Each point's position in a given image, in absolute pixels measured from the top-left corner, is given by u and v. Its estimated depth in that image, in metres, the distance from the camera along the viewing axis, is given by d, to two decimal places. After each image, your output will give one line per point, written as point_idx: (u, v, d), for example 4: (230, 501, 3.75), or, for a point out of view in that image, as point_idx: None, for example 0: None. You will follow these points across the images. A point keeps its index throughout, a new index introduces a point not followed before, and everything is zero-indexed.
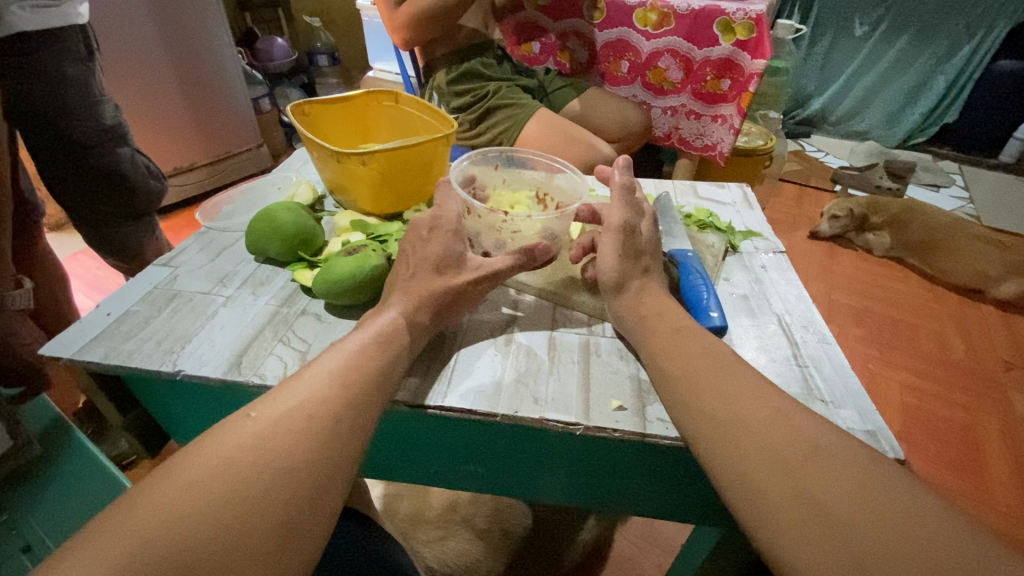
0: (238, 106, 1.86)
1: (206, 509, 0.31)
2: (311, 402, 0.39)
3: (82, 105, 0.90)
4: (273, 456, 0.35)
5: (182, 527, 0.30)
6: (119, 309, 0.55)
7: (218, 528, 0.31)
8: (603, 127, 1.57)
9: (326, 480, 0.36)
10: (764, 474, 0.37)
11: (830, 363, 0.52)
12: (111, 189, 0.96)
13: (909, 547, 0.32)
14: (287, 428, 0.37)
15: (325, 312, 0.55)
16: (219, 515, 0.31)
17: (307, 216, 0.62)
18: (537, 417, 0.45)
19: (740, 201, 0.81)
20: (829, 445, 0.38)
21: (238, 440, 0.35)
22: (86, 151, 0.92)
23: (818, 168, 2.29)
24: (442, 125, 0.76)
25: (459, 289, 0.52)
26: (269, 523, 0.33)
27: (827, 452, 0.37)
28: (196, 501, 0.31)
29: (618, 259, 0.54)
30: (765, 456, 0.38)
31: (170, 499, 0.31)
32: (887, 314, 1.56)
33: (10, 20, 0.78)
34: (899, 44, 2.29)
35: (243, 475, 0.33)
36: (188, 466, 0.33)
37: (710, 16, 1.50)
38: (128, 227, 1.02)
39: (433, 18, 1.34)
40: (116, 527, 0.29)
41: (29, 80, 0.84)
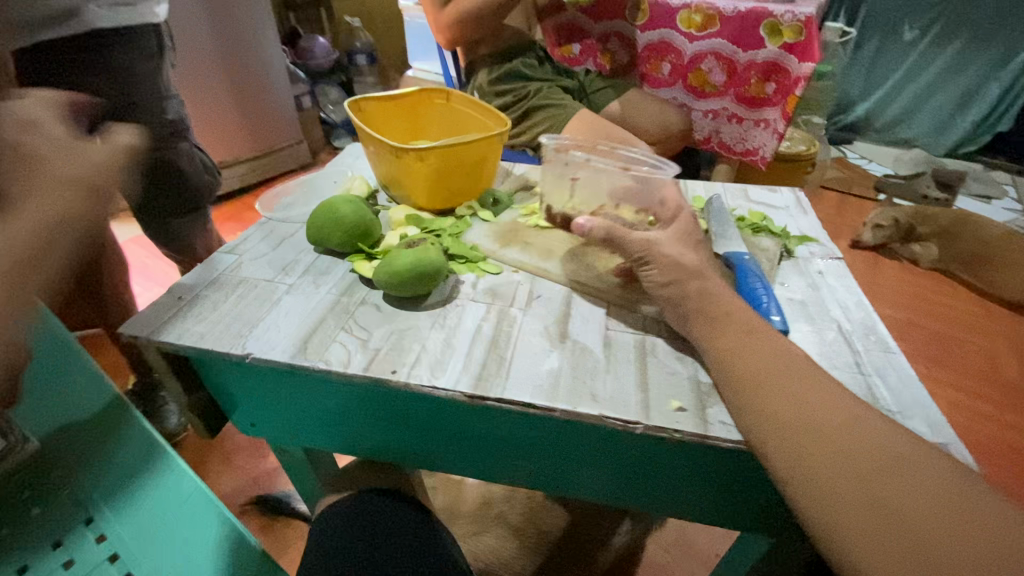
0: (282, 102, 1.92)
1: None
2: None
3: (148, 101, 0.93)
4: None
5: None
6: (188, 293, 0.57)
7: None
8: (643, 128, 1.56)
9: None
10: (843, 483, 0.38)
11: (894, 372, 0.51)
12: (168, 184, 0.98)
13: (986, 559, 0.33)
14: None
15: (384, 302, 0.57)
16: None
17: (365, 208, 0.63)
18: (597, 415, 0.45)
19: (793, 205, 0.79)
20: (908, 454, 0.38)
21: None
22: (149, 146, 0.95)
23: (862, 176, 2.23)
24: (495, 122, 0.77)
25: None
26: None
27: (902, 462, 0.38)
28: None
29: (686, 256, 0.52)
30: (842, 467, 0.38)
31: None
32: (934, 328, 1.50)
33: (89, 16, 0.85)
34: (950, 49, 2.21)
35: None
36: None
37: (758, 17, 1.49)
38: (181, 221, 1.04)
39: (477, 19, 1.36)
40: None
41: (102, 76, 0.89)
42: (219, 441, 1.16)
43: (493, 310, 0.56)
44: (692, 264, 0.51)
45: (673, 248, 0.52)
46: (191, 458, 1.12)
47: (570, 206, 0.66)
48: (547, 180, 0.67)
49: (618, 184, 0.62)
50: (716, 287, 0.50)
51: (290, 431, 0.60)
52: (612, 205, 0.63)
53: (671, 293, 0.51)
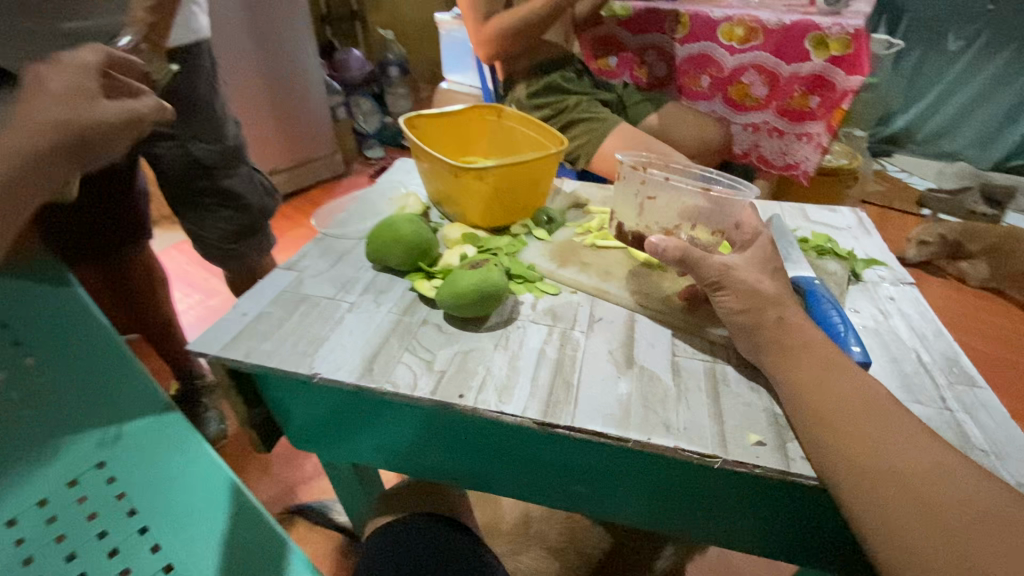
0: (319, 114, 1.97)
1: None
2: None
3: (212, 128, 0.96)
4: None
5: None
6: (253, 309, 0.58)
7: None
8: (682, 142, 1.54)
9: None
10: (923, 533, 0.37)
11: (984, 409, 0.48)
12: (228, 206, 1.01)
13: None
14: None
15: (445, 322, 0.56)
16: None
17: (424, 227, 0.63)
18: (672, 447, 0.44)
19: (856, 225, 0.77)
20: (998, 506, 0.37)
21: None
22: (213, 172, 0.97)
23: (903, 190, 2.17)
24: (549, 141, 0.77)
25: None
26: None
27: (990, 515, 0.36)
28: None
29: (764, 284, 0.50)
30: (922, 516, 0.37)
31: None
32: (985, 351, 1.45)
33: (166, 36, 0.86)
34: (997, 60, 2.14)
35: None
36: None
37: (802, 29, 1.45)
38: (247, 244, 1.07)
39: (517, 33, 1.37)
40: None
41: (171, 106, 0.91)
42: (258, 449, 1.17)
43: (555, 332, 0.55)
44: (770, 291, 0.49)
45: (746, 278, 0.50)
46: (231, 464, 1.14)
47: (641, 225, 0.61)
48: (620, 197, 0.63)
49: (693, 207, 0.58)
50: (794, 316, 0.48)
51: (344, 448, 0.61)
52: (686, 226, 0.59)
53: (746, 321, 0.49)
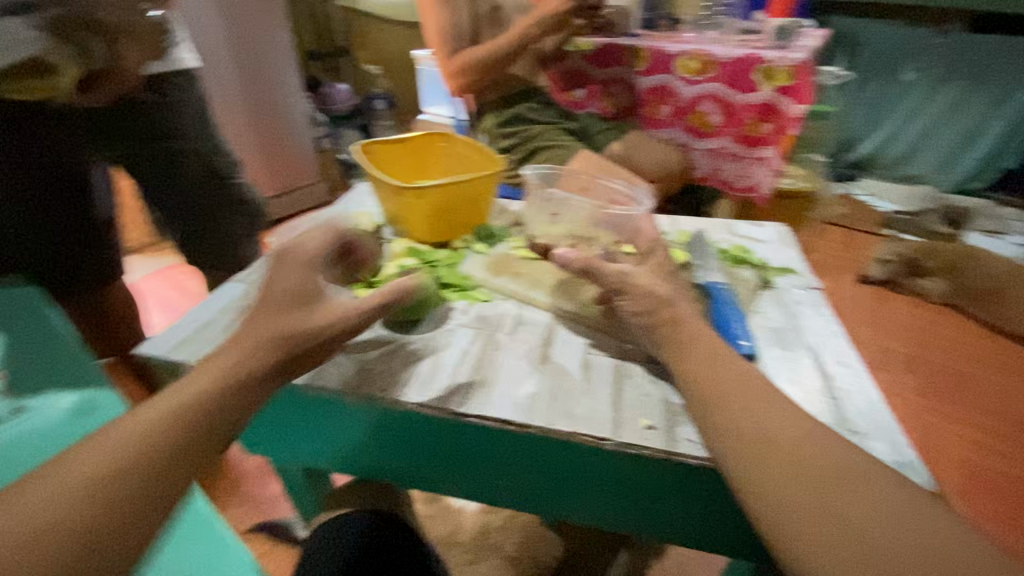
0: (302, 146, 2.04)
1: (180, 412, 0.44)
2: (230, 375, 0.47)
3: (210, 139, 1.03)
4: (225, 388, 0.46)
5: (141, 440, 0.41)
6: (203, 317, 0.62)
7: (168, 434, 0.42)
8: (643, 167, 1.62)
9: (213, 425, 0.45)
10: (787, 487, 0.40)
11: (861, 396, 0.53)
12: (231, 213, 1.07)
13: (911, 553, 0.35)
14: (194, 401, 0.45)
15: (380, 326, 0.61)
16: (195, 435, 0.43)
17: (368, 242, 0.70)
18: (570, 431, 0.48)
19: (776, 240, 0.82)
20: (855, 466, 0.40)
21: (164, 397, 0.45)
22: (215, 179, 1.04)
23: (867, 212, 2.26)
24: (491, 164, 0.83)
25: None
26: (211, 442, 0.44)
27: (847, 473, 0.39)
28: (134, 425, 0.42)
29: (659, 285, 0.55)
30: (790, 472, 0.40)
31: (90, 458, 0.39)
32: (943, 364, 1.50)
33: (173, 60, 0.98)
34: (951, 89, 2.26)
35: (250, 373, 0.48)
36: (108, 437, 0.41)
37: (751, 62, 1.52)
38: (249, 245, 1.12)
39: (485, 67, 1.45)
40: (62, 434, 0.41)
41: (167, 115, 0.98)
42: (227, 467, 1.19)
43: (480, 335, 0.60)
44: (664, 292, 0.54)
45: (637, 283, 0.54)
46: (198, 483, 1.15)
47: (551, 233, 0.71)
48: (534, 211, 0.74)
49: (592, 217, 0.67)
50: (688, 314, 0.53)
51: (288, 449, 0.63)
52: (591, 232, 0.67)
53: (645, 321, 0.53)
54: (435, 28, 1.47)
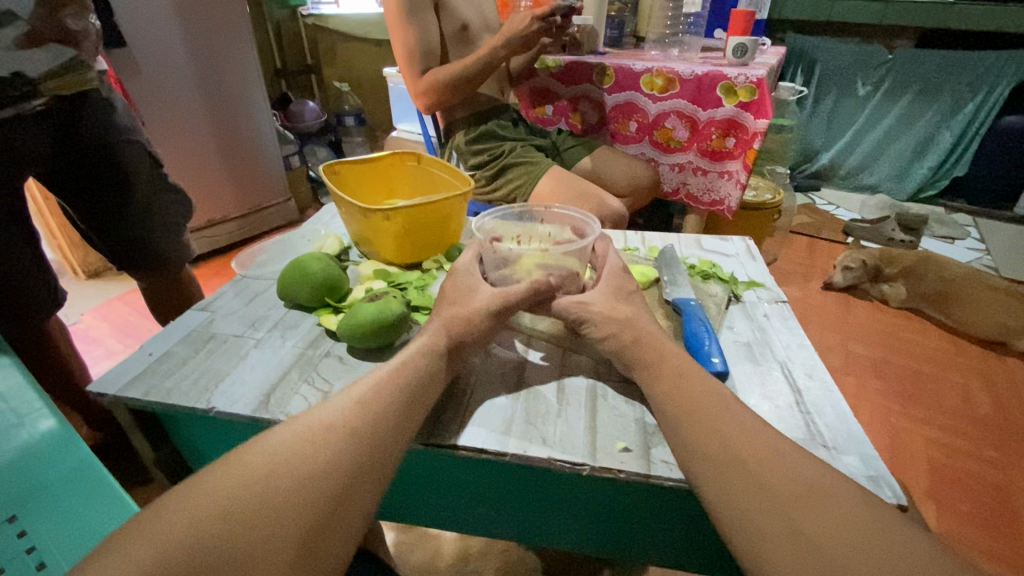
0: (271, 165, 2.01)
1: (352, 429, 0.43)
2: (335, 421, 0.43)
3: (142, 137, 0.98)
4: (381, 407, 0.45)
5: (323, 460, 0.40)
6: (159, 349, 0.59)
7: (344, 453, 0.41)
8: (613, 182, 1.65)
9: (360, 470, 0.42)
10: (761, 509, 0.39)
11: (831, 409, 0.54)
12: (177, 210, 1.05)
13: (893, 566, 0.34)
14: (313, 439, 0.42)
15: (347, 354, 0.59)
16: (369, 450, 0.43)
17: (334, 265, 0.67)
18: (545, 457, 0.47)
19: (743, 253, 0.84)
20: (826, 485, 0.40)
21: (330, 412, 0.44)
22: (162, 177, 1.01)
23: (829, 221, 2.34)
24: (461, 183, 0.82)
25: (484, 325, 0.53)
26: (390, 459, 0.44)
27: (819, 493, 0.39)
28: (308, 443, 0.41)
29: (616, 311, 0.54)
30: (764, 494, 0.40)
31: (215, 494, 0.37)
32: (907, 366, 1.55)
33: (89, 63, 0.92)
34: (902, 102, 2.38)
35: (410, 387, 0.47)
36: (228, 472, 0.38)
37: (713, 80, 1.55)
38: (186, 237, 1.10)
39: (454, 85, 1.46)
40: (249, 454, 0.40)
41: (99, 118, 0.91)
42: None
43: None
44: (629, 314, 0.54)
45: (606, 305, 0.55)
46: None
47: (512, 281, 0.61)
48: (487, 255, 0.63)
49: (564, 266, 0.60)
50: (654, 335, 0.53)
51: None
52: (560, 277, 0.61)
53: (612, 344, 0.53)
54: (402, 44, 1.44)
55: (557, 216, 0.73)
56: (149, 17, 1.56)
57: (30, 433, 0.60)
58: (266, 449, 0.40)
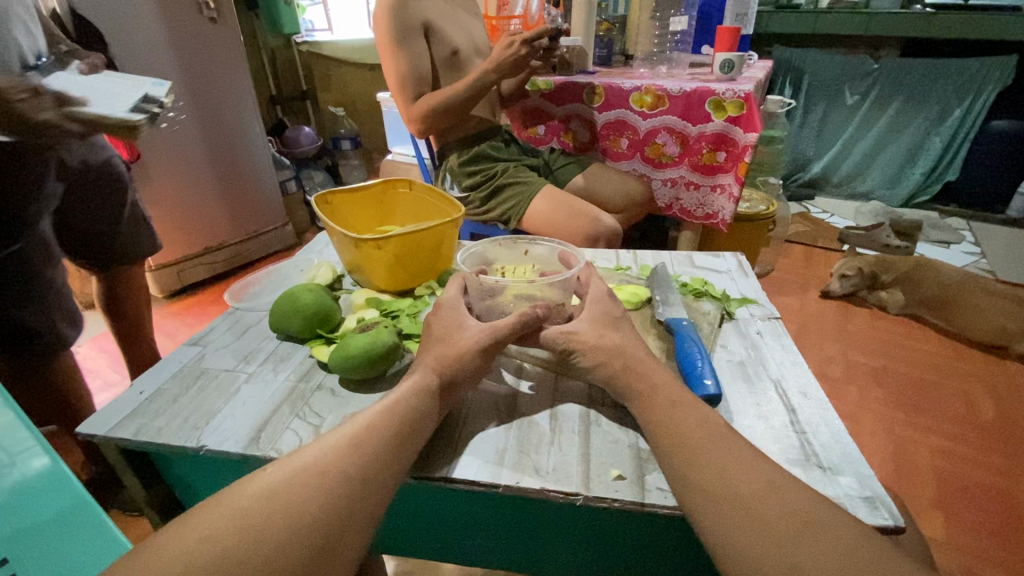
0: (267, 190, 2.03)
1: (342, 471, 0.42)
2: (325, 463, 0.43)
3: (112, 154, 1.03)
4: (371, 449, 0.45)
5: (311, 503, 0.40)
6: (150, 387, 0.59)
7: (330, 495, 0.41)
8: (606, 199, 1.66)
9: (350, 513, 0.41)
10: (756, 546, 0.39)
11: (827, 429, 0.53)
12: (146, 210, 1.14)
13: None
14: (300, 484, 0.41)
15: (339, 386, 0.59)
16: (357, 493, 0.42)
17: (325, 295, 0.67)
18: (538, 488, 0.46)
19: (735, 269, 0.84)
20: (820, 520, 0.39)
21: (316, 453, 0.43)
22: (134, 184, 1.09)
23: (825, 229, 2.35)
24: (452, 209, 0.83)
25: (474, 356, 0.53)
26: (378, 502, 0.43)
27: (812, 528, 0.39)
28: (297, 486, 0.41)
29: (607, 337, 0.54)
30: (758, 530, 0.39)
31: (201, 544, 0.36)
32: (907, 374, 1.54)
33: None
34: (890, 110, 2.40)
35: (400, 426, 0.47)
36: (211, 520, 0.38)
37: (701, 96, 1.57)
38: None
39: (446, 110, 1.48)
40: (234, 497, 0.39)
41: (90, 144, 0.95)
42: None
43: None
44: (618, 342, 0.54)
45: (596, 332, 0.55)
46: None
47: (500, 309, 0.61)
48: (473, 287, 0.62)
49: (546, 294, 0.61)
50: (643, 362, 0.52)
51: None
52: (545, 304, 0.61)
53: (602, 372, 0.53)
54: (394, 70, 1.47)
55: (542, 246, 0.73)
56: (145, 52, 1.59)
57: (19, 473, 0.57)
58: (252, 492, 0.40)
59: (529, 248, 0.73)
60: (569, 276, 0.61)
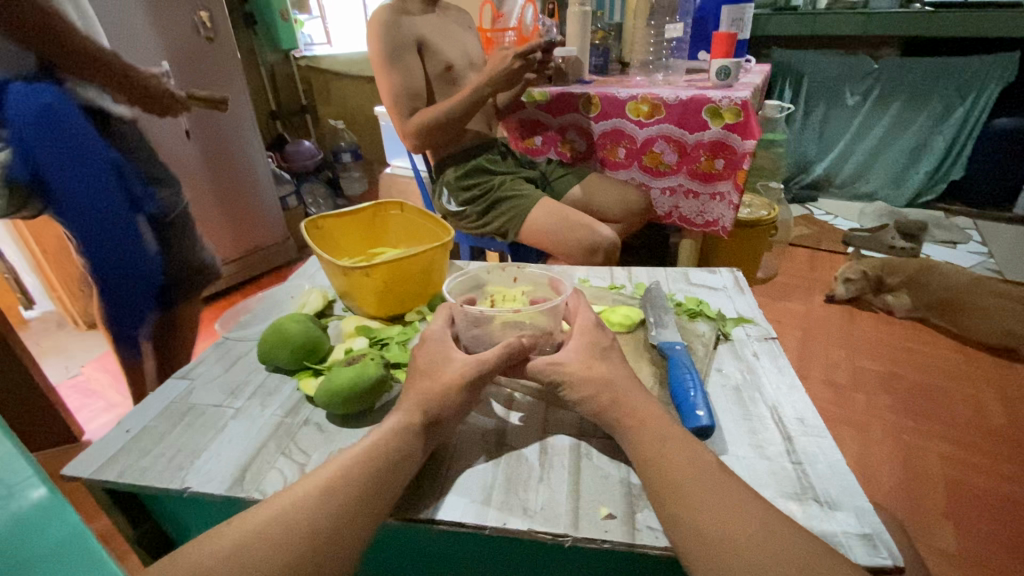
0: (268, 206, 2.03)
1: (308, 529, 0.41)
2: (297, 517, 0.42)
3: None
4: (350, 497, 0.43)
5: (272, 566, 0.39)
6: (137, 425, 0.58)
7: (299, 553, 0.40)
8: (605, 209, 1.65)
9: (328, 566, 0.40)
10: None
11: (824, 458, 0.52)
12: None
13: None
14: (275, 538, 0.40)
15: (326, 421, 0.58)
16: (324, 553, 0.41)
17: (314, 326, 0.66)
18: (525, 529, 0.45)
19: (731, 285, 0.83)
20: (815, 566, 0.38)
21: (288, 506, 0.42)
22: None
23: (829, 231, 2.32)
24: (443, 232, 0.82)
25: (459, 391, 0.52)
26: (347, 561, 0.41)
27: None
28: (260, 546, 0.40)
29: (594, 368, 0.53)
30: None
31: None
32: (916, 379, 1.51)
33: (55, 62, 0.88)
34: (891, 110, 2.38)
35: (377, 476, 0.45)
36: None
37: (698, 104, 1.55)
38: None
39: (442, 124, 1.47)
40: (193, 558, 0.39)
41: None
42: None
43: None
44: (605, 373, 0.53)
45: (584, 363, 0.54)
46: None
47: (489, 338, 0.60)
48: (459, 315, 0.61)
49: (531, 323, 0.60)
50: (632, 395, 0.51)
51: None
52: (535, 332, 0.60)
53: (590, 405, 0.52)
54: (387, 87, 1.46)
55: (528, 272, 0.73)
56: None
57: None
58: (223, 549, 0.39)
59: (514, 274, 0.73)
60: (556, 305, 0.60)
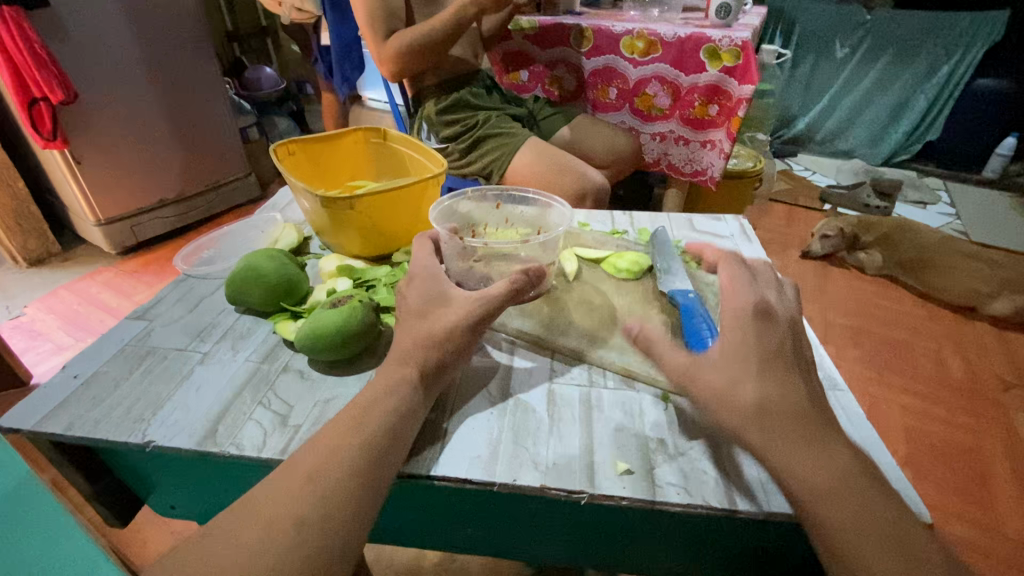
0: (226, 135, 1.83)
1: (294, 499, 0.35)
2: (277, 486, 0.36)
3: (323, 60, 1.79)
4: (344, 458, 0.38)
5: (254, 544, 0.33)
6: (86, 370, 0.51)
7: (285, 520, 0.35)
8: (591, 152, 1.57)
9: (320, 538, 0.35)
10: None
11: (842, 412, 0.50)
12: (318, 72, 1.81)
13: None
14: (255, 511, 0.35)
15: (309, 368, 0.52)
16: (320, 522, 0.35)
17: (290, 263, 0.59)
18: (538, 486, 0.41)
19: (738, 233, 0.79)
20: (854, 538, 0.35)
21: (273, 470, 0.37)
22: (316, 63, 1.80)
23: (807, 187, 2.31)
24: (432, 164, 0.74)
25: (461, 338, 0.47)
26: (350, 528, 0.36)
27: None
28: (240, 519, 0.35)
29: None
30: None
31: None
32: (884, 334, 1.55)
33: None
34: (879, 65, 2.34)
35: (370, 436, 0.40)
36: None
37: (697, 42, 1.45)
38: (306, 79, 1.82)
39: (425, 50, 1.33)
40: None
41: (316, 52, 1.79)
42: None
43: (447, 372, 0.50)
44: None
45: None
46: None
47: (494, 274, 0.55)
48: (453, 248, 0.56)
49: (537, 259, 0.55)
50: None
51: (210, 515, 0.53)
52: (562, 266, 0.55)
53: None
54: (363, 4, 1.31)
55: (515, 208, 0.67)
56: None
57: None
58: None
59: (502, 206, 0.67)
60: None
